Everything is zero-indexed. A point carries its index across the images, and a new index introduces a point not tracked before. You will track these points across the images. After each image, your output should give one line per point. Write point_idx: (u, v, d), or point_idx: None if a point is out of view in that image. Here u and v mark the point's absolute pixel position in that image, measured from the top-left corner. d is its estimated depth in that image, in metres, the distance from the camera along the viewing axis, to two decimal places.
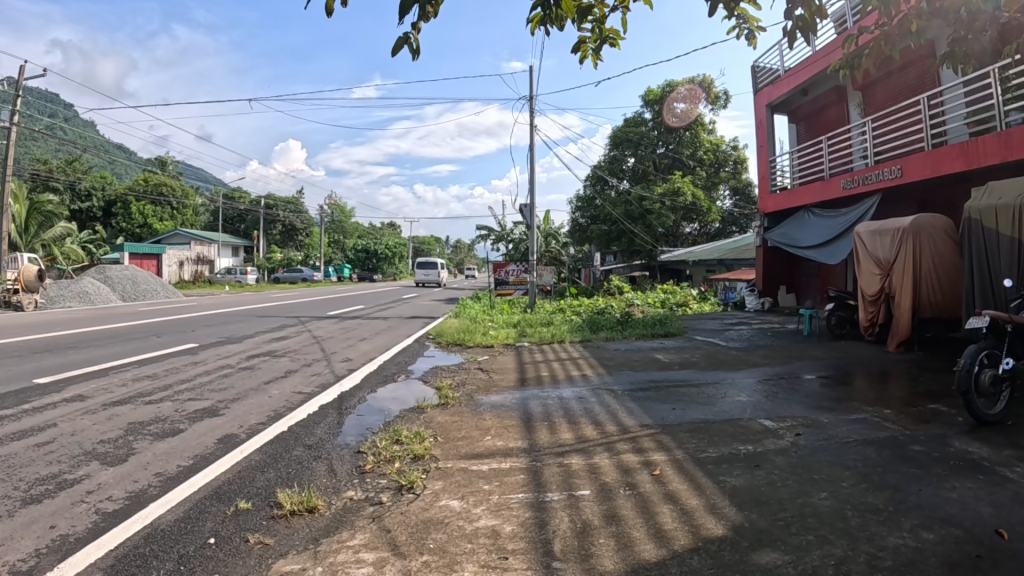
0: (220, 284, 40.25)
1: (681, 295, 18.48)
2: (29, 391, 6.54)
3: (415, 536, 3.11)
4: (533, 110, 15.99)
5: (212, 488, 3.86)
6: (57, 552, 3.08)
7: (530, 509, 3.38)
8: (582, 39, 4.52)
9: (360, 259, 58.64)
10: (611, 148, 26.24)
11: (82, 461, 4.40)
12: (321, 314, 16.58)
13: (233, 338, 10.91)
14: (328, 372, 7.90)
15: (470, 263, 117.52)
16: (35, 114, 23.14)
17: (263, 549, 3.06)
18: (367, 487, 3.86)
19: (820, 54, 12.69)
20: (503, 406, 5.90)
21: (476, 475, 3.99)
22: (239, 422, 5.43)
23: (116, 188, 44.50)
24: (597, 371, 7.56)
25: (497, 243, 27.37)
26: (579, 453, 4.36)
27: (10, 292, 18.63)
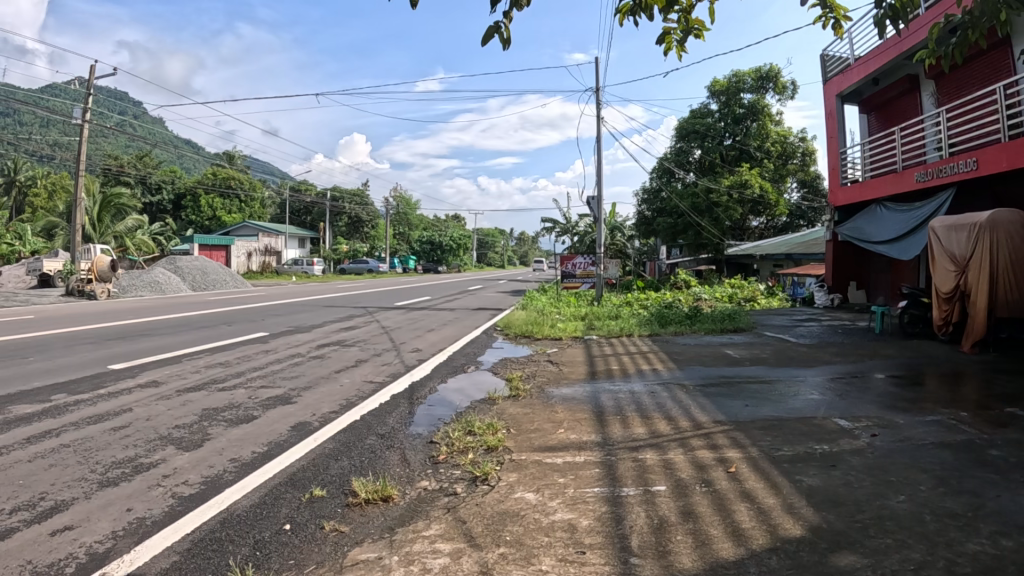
0: (287, 274, 41.23)
1: (749, 290, 18.09)
2: (107, 376, 6.80)
3: (491, 527, 3.10)
4: (598, 102, 15.81)
5: (287, 475, 3.93)
6: (133, 535, 3.16)
7: (606, 504, 3.34)
8: (666, 32, 4.38)
9: (425, 251, 59.45)
10: (677, 140, 25.96)
11: (157, 445, 4.53)
12: (389, 304, 16.80)
13: (302, 328, 11.15)
14: (398, 362, 7.97)
15: (532, 257, 117.43)
16: (107, 111, 24.06)
17: (338, 536, 3.10)
18: (440, 478, 3.88)
19: (891, 43, 12.25)
20: (574, 399, 5.86)
21: (551, 467, 3.97)
22: (311, 410, 5.52)
23: (185, 181, 46.37)
24: (666, 366, 7.47)
25: (562, 235, 27.50)
26: (652, 448, 4.30)
27: (85, 281, 19.54)
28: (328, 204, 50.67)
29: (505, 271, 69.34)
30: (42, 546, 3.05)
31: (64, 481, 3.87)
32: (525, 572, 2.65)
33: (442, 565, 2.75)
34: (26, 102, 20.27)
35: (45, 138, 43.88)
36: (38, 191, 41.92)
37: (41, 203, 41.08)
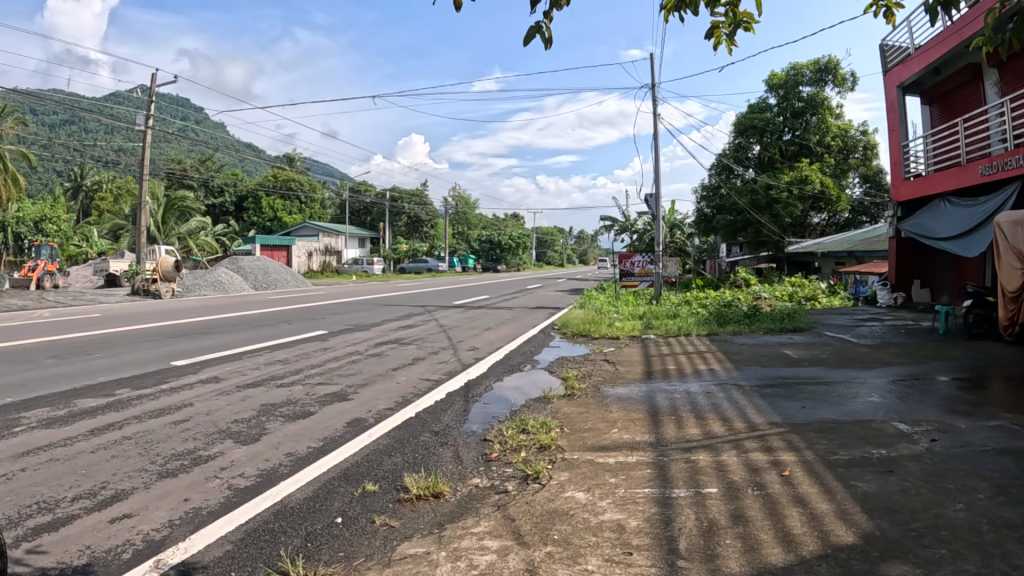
0: (348, 273, 41.95)
1: (809, 289, 17.69)
2: (171, 372, 7.07)
3: (540, 525, 3.12)
4: (654, 99, 15.65)
5: (341, 470, 4.02)
6: (189, 525, 3.28)
7: (655, 505, 3.33)
8: (714, 27, 4.02)
9: (484, 250, 59.83)
10: (736, 135, 25.58)
11: (216, 439, 4.69)
12: (447, 303, 16.97)
13: (361, 326, 11.36)
14: (454, 360, 8.06)
15: (590, 256, 116.84)
16: (169, 117, 24.85)
17: (388, 530, 3.16)
18: (492, 475, 3.92)
19: (952, 31, 11.81)
20: (629, 399, 5.84)
21: (601, 467, 3.98)
22: (367, 407, 5.63)
23: (247, 184, 47.76)
24: (724, 366, 7.37)
25: (621, 233, 27.51)
26: (706, 450, 4.26)
27: (150, 281, 20.18)
28: (387, 204, 51.37)
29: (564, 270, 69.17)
30: (102, 533, 3.20)
31: (125, 472, 4.03)
32: (571, 571, 2.66)
33: (489, 562, 2.78)
34: (94, 111, 21.10)
35: (112, 143, 45.58)
36: (105, 195, 43.76)
37: (109, 206, 42.81)
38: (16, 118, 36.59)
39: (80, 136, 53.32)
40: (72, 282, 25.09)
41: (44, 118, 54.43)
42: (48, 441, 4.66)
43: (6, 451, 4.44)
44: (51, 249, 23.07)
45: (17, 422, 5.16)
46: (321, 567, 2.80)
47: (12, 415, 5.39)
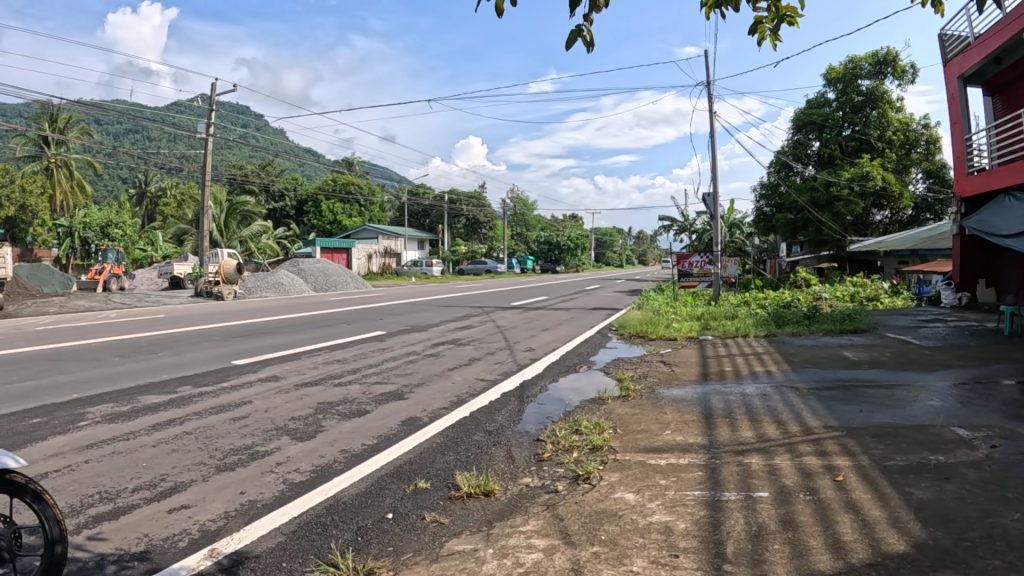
0: (407, 275, 42.49)
1: (871, 289, 17.27)
2: (231, 370, 7.30)
3: (587, 526, 3.14)
4: (709, 97, 15.48)
5: (394, 467, 4.10)
6: (244, 516, 3.39)
7: (705, 508, 3.31)
8: (755, 20, 3.60)
9: (543, 251, 59.72)
10: (794, 132, 25.15)
11: (274, 435, 4.83)
12: (505, 304, 17.08)
13: (419, 327, 11.52)
14: (511, 361, 8.13)
15: (650, 257, 115.50)
16: (230, 124, 25.60)
17: (437, 527, 3.22)
18: (543, 475, 3.95)
19: (1011, 19, 11.40)
20: (684, 401, 5.79)
21: (653, 469, 3.97)
22: (423, 406, 5.73)
23: (306, 188, 48.83)
24: (781, 367, 7.27)
25: (680, 233, 27.37)
26: (759, 453, 4.21)
27: (212, 283, 20.92)
28: (446, 206, 51.83)
29: (623, 271, 68.45)
30: (160, 523, 3.33)
31: (184, 465, 4.19)
32: (616, 572, 2.68)
33: (535, 560, 2.81)
34: (157, 120, 21.85)
35: (175, 150, 47.14)
36: (169, 201, 45.33)
37: (171, 211, 44.28)
38: (83, 128, 38.14)
39: (145, 144, 55.30)
40: (139, 285, 26.06)
41: (110, 127, 56.64)
42: (112, 434, 4.87)
43: (74, 443, 4.66)
44: (117, 253, 24.12)
45: (84, 417, 5.40)
46: (370, 560, 2.87)
47: (80, 410, 5.64)
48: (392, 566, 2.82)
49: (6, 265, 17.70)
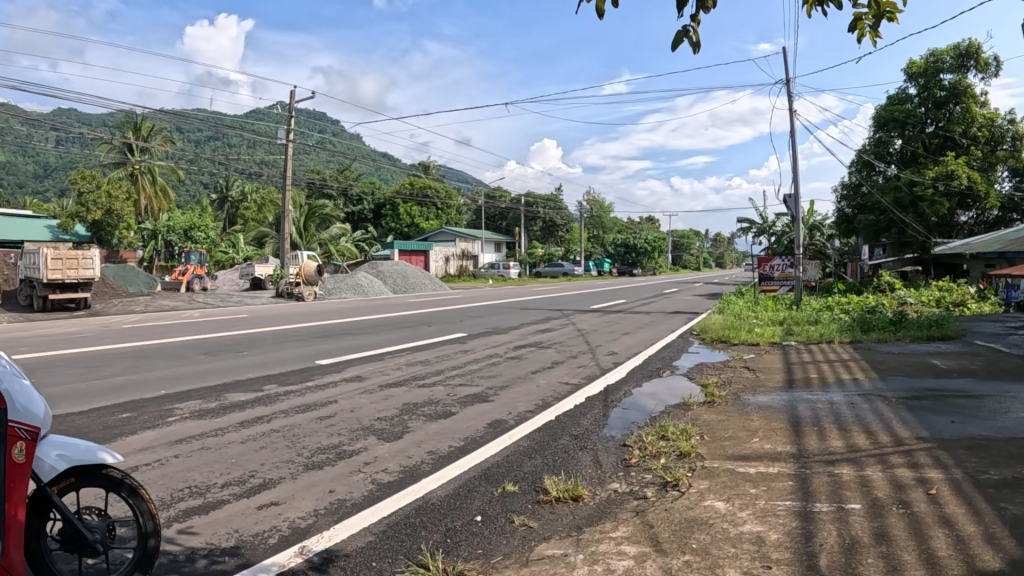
0: (483, 278, 42.89)
1: (957, 293, 16.50)
2: (315, 370, 7.49)
3: (678, 534, 3.08)
4: (788, 95, 15.07)
5: (482, 469, 4.13)
6: (333, 515, 3.46)
7: (796, 519, 3.20)
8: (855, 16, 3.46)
9: (620, 254, 59.10)
10: (875, 130, 24.24)
11: (360, 435, 4.92)
12: (584, 307, 17.03)
13: (500, 329, 11.58)
14: (593, 364, 8.07)
15: (728, 260, 112.82)
16: (309, 130, 26.36)
17: (526, 530, 3.23)
18: (631, 481, 3.91)
19: None
20: (770, 408, 5.63)
21: (743, 477, 3.86)
22: (507, 409, 5.76)
23: (384, 192, 49.88)
24: (869, 375, 6.99)
25: (759, 236, 26.83)
26: (849, 463, 4.05)
27: (293, 285, 21.63)
28: (522, 209, 52.06)
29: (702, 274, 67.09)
30: (250, 518, 3.42)
31: (274, 462, 4.31)
32: None
33: (627, 567, 2.77)
34: (237, 128, 22.53)
35: (257, 156, 48.90)
36: (250, 205, 46.83)
37: (252, 215, 45.86)
38: (166, 135, 39.82)
39: (226, 150, 57.41)
40: (222, 286, 27.09)
41: (195, 135, 59.11)
42: (202, 430, 5.05)
43: (164, 438, 4.85)
44: (201, 255, 25.15)
45: (172, 412, 5.62)
46: (460, 562, 2.88)
47: (168, 405, 5.87)
48: (482, 569, 2.83)
49: (97, 266, 18.69)
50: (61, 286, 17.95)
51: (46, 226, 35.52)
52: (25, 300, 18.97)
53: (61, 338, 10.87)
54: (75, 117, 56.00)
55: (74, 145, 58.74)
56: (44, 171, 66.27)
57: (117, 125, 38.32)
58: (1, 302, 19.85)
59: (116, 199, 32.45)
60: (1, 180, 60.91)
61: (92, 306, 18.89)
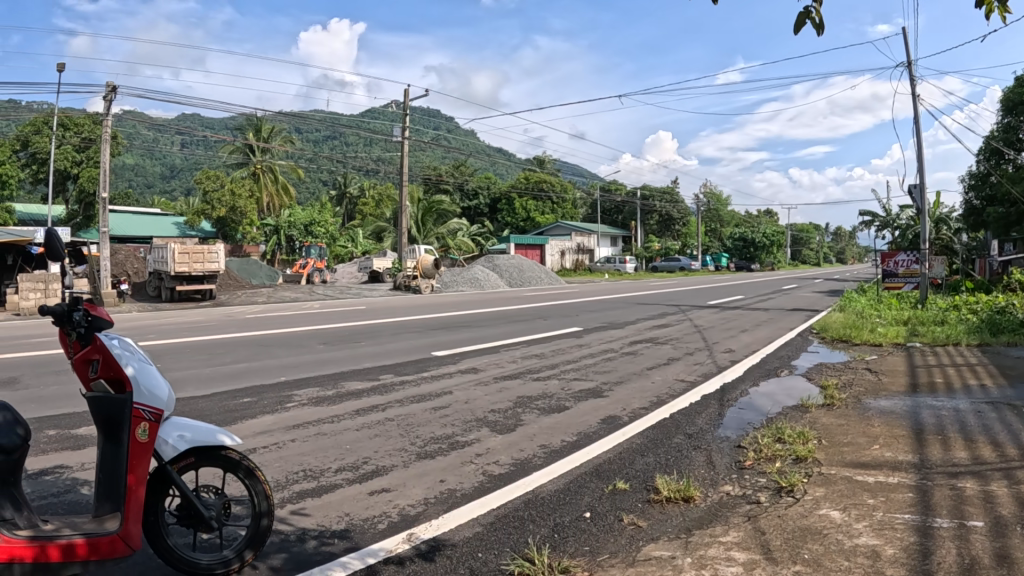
0: (600, 272, 42.46)
1: None
2: (431, 361, 7.71)
3: (790, 542, 2.97)
4: (910, 78, 14.19)
5: (593, 466, 4.17)
6: (442, 504, 3.56)
7: (915, 534, 3.00)
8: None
9: (737, 248, 57.46)
10: (1004, 114, 22.50)
11: (473, 426, 5.06)
12: (699, 303, 16.66)
13: (614, 324, 11.52)
14: (709, 362, 7.90)
15: (850, 255, 107.58)
16: (424, 127, 27.15)
17: (635, 530, 3.22)
18: (744, 484, 3.81)
19: None
20: (892, 413, 5.33)
21: (860, 485, 3.67)
22: (622, 405, 5.75)
23: (500, 187, 50.90)
24: (1002, 382, 6.46)
25: (880, 229, 25.64)
26: (975, 477, 3.76)
27: (411, 277, 22.28)
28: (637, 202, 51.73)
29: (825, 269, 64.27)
30: (361, 503, 3.57)
31: (388, 449, 4.47)
32: None
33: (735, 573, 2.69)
34: (354, 126, 23.33)
35: (374, 155, 50.86)
36: (368, 201, 48.53)
37: (370, 211, 47.54)
38: (286, 136, 41.75)
39: (342, 150, 59.80)
40: (342, 278, 28.32)
41: (313, 135, 61.86)
42: (319, 416, 5.27)
43: (283, 422, 5.08)
44: (320, 250, 26.31)
45: (292, 398, 5.88)
46: (566, 559, 2.89)
47: (289, 391, 6.15)
48: (587, 567, 2.82)
49: (221, 260, 19.74)
50: (187, 278, 19.14)
51: (174, 222, 37.91)
52: (156, 291, 20.34)
53: (192, 327, 11.57)
54: (201, 121, 59.64)
55: (198, 148, 62.47)
56: (171, 172, 70.77)
57: (240, 127, 40.49)
58: (136, 293, 21.33)
59: (239, 197, 34.32)
60: (136, 181, 65.60)
61: (216, 298, 20.02)
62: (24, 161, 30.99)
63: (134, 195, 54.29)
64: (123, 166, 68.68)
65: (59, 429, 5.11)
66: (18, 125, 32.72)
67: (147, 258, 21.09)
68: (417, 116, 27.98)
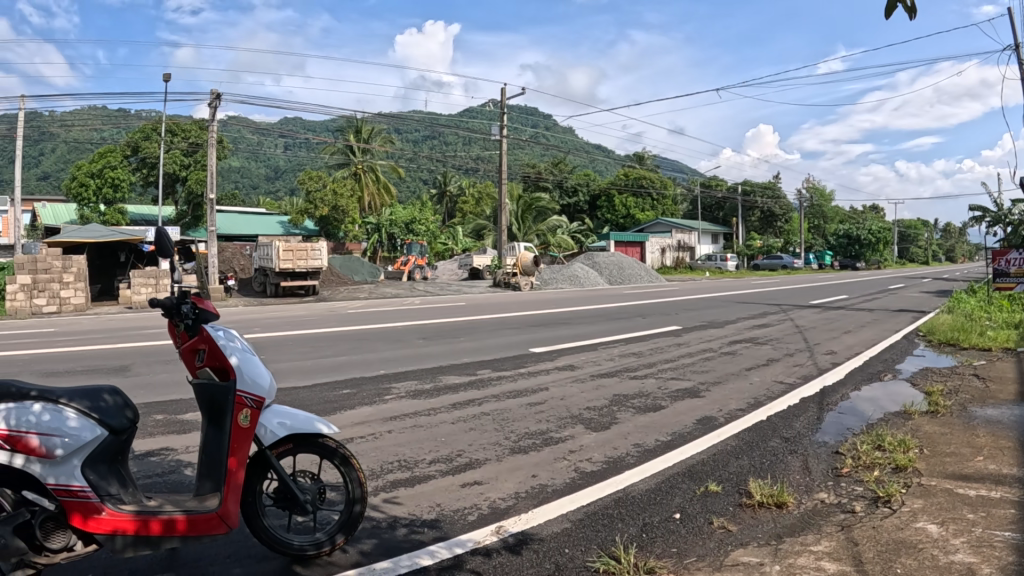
0: (700, 270, 41.59)
1: None
2: (528, 358, 7.79)
3: (883, 556, 2.82)
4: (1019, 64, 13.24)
5: (686, 466, 4.12)
6: (532, 499, 3.61)
7: (1018, 553, 2.78)
8: None
9: (841, 246, 55.03)
10: None
11: (568, 423, 5.12)
12: (801, 302, 16.07)
13: (714, 323, 11.26)
14: (811, 364, 7.60)
15: (960, 253, 101.25)
16: (520, 124, 27.32)
17: (724, 534, 3.15)
18: (840, 492, 3.65)
19: None
20: (1002, 423, 4.97)
21: (964, 499, 3.43)
22: (718, 406, 5.63)
23: (600, 183, 50.65)
24: None
25: (993, 225, 24.03)
26: None
27: (510, 275, 22.59)
28: (738, 197, 50.53)
29: (937, 268, 60.74)
30: (453, 494, 3.66)
31: (483, 443, 4.58)
32: None
33: None
34: (452, 126, 23.70)
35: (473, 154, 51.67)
36: (467, 199, 49.34)
37: (469, 209, 48.28)
38: (384, 136, 42.89)
39: (441, 149, 60.99)
40: (442, 275, 28.88)
41: (410, 136, 63.39)
42: (416, 409, 5.41)
43: (380, 414, 5.24)
44: (422, 247, 26.81)
45: (390, 391, 6.05)
46: (651, 559, 2.85)
47: (387, 384, 6.33)
48: (673, 568, 2.77)
49: (325, 257, 20.30)
50: (291, 274, 19.94)
51: (278, 221, 39.56)
52: (261, 286, 21.26)
53: (295, 321, 12.08)
54: (302, 124, 62.10)
55: (300, 150, 65.03)
56: (275, 174, 73.99)
57: (340, 129, 41.92)
58: (241, 288, 22.41)
59: (340, 196, 35.49)
60: (242, 183, 68.96)
61: (318, 293, 20.71)
62: (134, 165, 33.01)
63: (241, 195, 57.10)
64: (229, 168, 72.23)
65: (166, 414, 5.42)
66: (130, 132, 34.94)
67: (252, 255, 22.11)
68: (514, 113, 28.10)
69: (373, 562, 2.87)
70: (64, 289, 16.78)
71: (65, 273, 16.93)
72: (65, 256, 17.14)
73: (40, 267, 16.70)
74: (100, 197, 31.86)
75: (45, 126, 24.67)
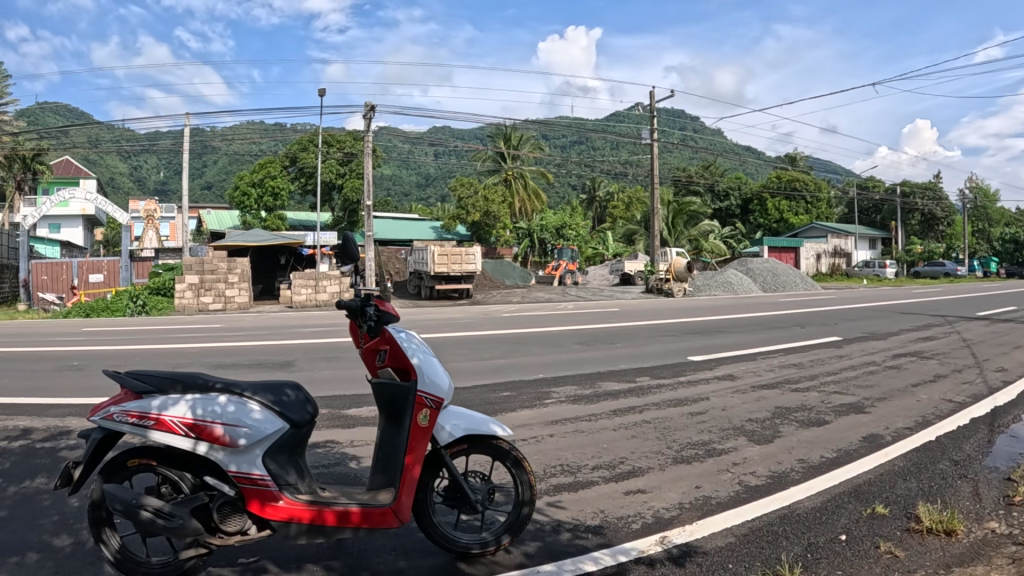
0: (857, 278, 39.31)
1: None
2: (687, 366, 7.84)
3: None
4: None
5: (852, 486, 4.09)
6: (697, 510, 3.75)
7: None
8: None
9: (1007, 251, 49.61)
10: None
11: (731, 434, 5.19)
12: (969, 313, 14.90)
13: (878, 334, 10.75)
14: (983, 381, 7.11)
15: None
16: (670, 127, 27.13)
17: (892, 560, 3.14)
18: (1014, 522, 3.51)
19: None
20: None
21: None
22: (885, 423, 5.46)
23: (752, 187, 49.35)
24: None
25: None
26: None
27: (663, 281, 22.50)
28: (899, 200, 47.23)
29: None
30: (617, 502, 3.87)
31: (645, 451, 4.77)
32: None
33: None
34: (602, 131, 23.55)
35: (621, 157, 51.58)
36: (618, 205, 49.18)
37: (620, 213, 48.18)
38: (533, 143, 43.83)
39: (590, 153, 61.47)
40: (594, 279, 29.42)
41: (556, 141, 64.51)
42: (577, 414, 5.67)
43: (540, 418, 5.54)
44: (573, 251, 26.70)
45: (549, 394, 6.35)
46: None
47: (546, 388, 6.63)
48: None
49: (479, 261, 21.13)
50: (446, 277, 20.92)
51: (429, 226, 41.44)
52: (416, 289, 22.62)
53: (452, 323, 12.79)
54: (450, 133, 64.68)
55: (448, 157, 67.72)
56: (424, 181, 77.74)
57: (489, 136, 43.34)
58: (398, 291, 23.88)
59: (491, 202, 36.38)
60: (393, 190, 72.74)
61: (471, 296, 21.55)
62: (293, 175, 35.75)
63: (393, 203, 60.27)
64: (382, 176, 76.29)
65: (332, 409, 6.03)
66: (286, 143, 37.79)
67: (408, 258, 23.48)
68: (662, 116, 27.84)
69: (535, 564, 3.12)
70: (229, 288, 18.79)
71: (230, 274, 18.89)
72: (230, 258, 18.99)
73: (208, 269, 18.64)
74: (261, 205, 34.20)
75: (208, 142, 27.07)
